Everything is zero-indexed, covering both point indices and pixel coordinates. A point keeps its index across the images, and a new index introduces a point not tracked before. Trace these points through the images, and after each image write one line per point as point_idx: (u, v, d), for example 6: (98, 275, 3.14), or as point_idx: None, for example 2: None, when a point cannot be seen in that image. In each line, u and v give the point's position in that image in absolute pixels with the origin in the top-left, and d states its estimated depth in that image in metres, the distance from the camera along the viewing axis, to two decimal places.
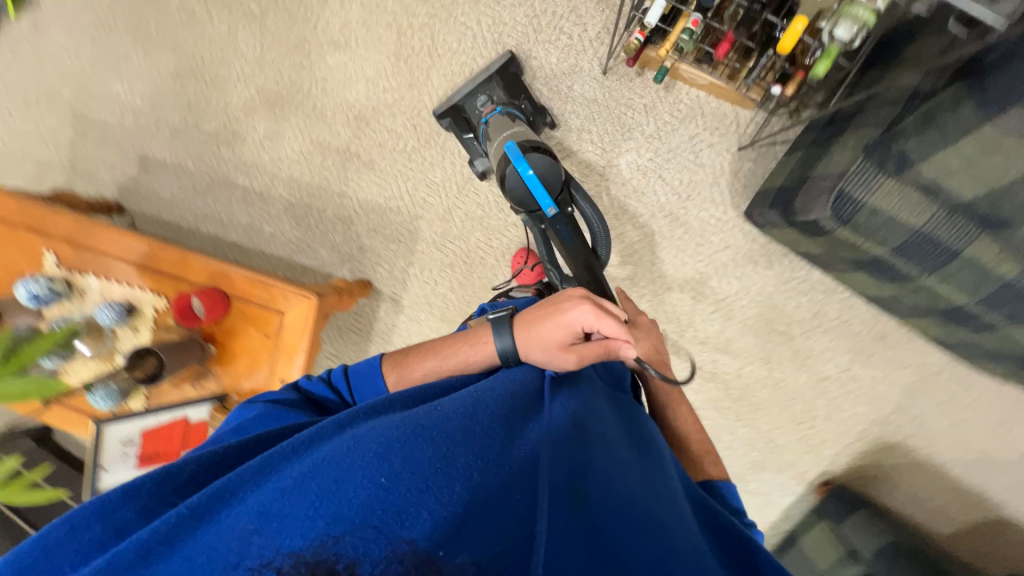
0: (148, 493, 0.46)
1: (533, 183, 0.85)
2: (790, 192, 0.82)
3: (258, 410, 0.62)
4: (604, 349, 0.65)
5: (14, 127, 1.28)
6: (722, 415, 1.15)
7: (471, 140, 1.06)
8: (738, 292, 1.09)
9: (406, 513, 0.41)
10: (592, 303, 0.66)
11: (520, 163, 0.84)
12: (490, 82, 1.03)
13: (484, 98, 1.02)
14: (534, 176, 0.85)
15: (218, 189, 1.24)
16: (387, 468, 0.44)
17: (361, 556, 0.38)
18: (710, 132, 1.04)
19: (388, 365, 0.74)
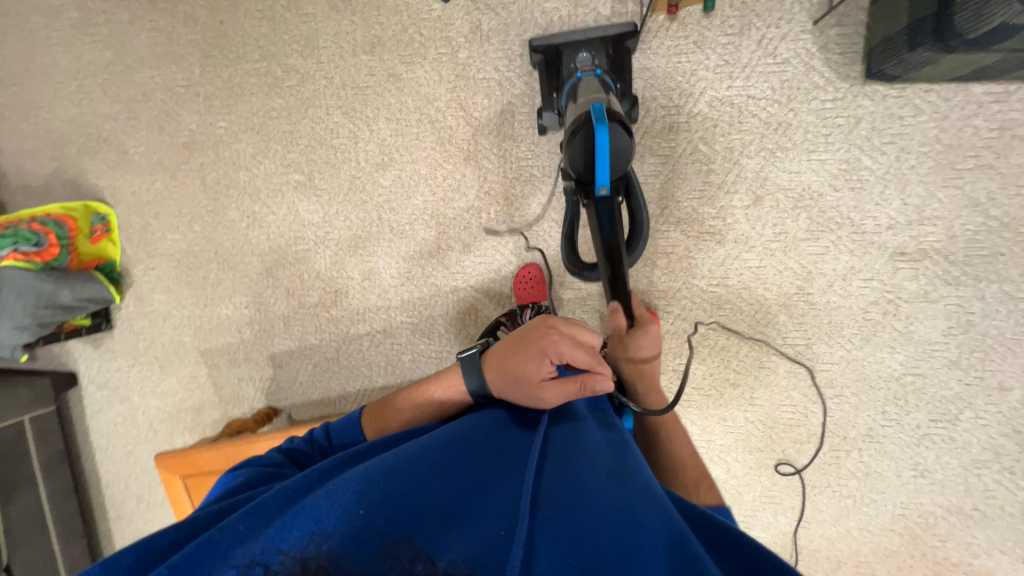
0: (127, 556, 0.48)
1: (600, 148, 0.73)
2: (928, 21, 0.73)
3: (246, 471, 0.63)
4: (578, 387, 0.66)
5: (162, 391, 1.38)
6: (959, 285, 0.99)
7: (550, 94, 1.00)
8: (900, 155, 0.96)
9: (394, 525, 0.47)
10: (566, 336, 0.70)
11: (598, 124, 0.72)
12: (597, 42, 0.95)
13: (587, 56, 0.93)
14: (606, 145, 0.73)
15: (346, 347, 1.26)
16: (366, 501, 0.49)
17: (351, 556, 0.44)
18: (775, 26, 0.95)
19: (366, 419, 0.78)
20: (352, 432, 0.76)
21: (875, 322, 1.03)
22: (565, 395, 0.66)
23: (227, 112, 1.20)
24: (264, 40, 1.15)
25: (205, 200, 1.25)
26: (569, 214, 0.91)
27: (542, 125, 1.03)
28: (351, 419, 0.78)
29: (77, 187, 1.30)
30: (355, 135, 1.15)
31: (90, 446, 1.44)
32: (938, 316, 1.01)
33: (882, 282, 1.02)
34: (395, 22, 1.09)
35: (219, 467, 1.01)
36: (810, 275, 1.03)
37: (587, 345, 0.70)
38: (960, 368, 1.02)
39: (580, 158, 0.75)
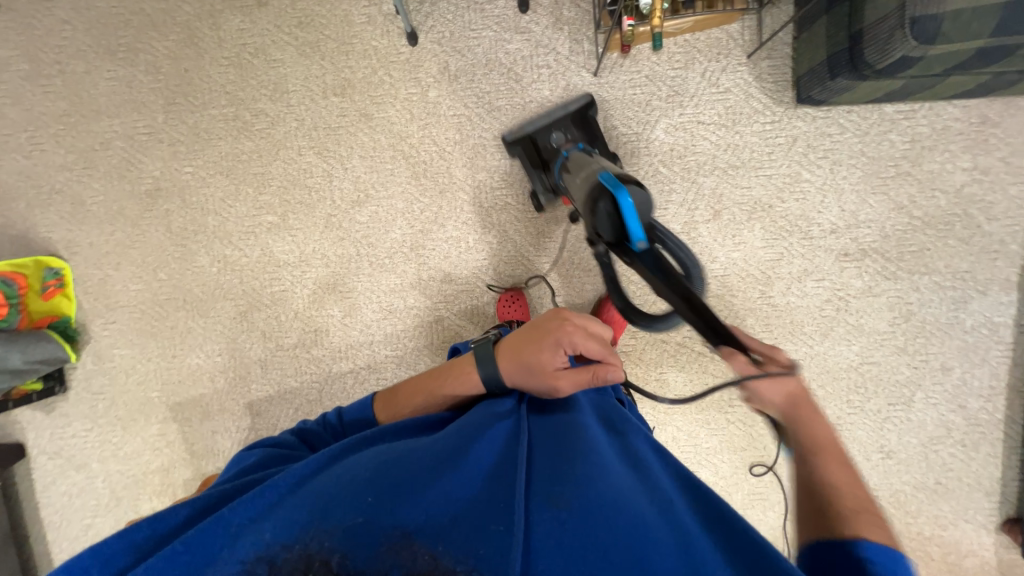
0: (142, 532, 0.55)
1: (626, 210, 0.71)
2: (843, 54, 0.85)
3: (264, 453, 0.70)
4: (590, 375, 0.73)
5: (126, 454, 1.29)
6: (896, 279, 1.11)
7: (536, 172, 1.05)
8: (833, 168, 1.09)
9: (396, 521, 0.52)
10: (574, 327, 0.77)
11: (617, 188, 0.71)
12: (566, 117, 1.02)
13: (559, 135, 1.01)
14: (631, 205, 0.71)
15: (330, 387, 1.23)
16: (372, 493, 0.54)
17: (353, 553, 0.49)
18: (716, 60, 1.07)
19: (379, 405, 0.81)
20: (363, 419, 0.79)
21: (831, 318, 1.13)
22: (578, 382, 0.72)
23: (193, 157, 1.18)
24: (231, 86, 1.16)
25: (171, 247, 1.21)
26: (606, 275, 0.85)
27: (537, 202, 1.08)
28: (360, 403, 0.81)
29: (25, 243, 1.23)
30: (329, 174, 1.16)
31: (41, 524, 1.31)
32: (883, 308, 1.12)
33: (832, 281, 1.12)
34: (364, 65, 1.13)
35: None
36: (770, 280, 1.12)
37: (596, 336, 0.77)
38: (908, 354, 1.13)
39: (610, 224, 0.74)
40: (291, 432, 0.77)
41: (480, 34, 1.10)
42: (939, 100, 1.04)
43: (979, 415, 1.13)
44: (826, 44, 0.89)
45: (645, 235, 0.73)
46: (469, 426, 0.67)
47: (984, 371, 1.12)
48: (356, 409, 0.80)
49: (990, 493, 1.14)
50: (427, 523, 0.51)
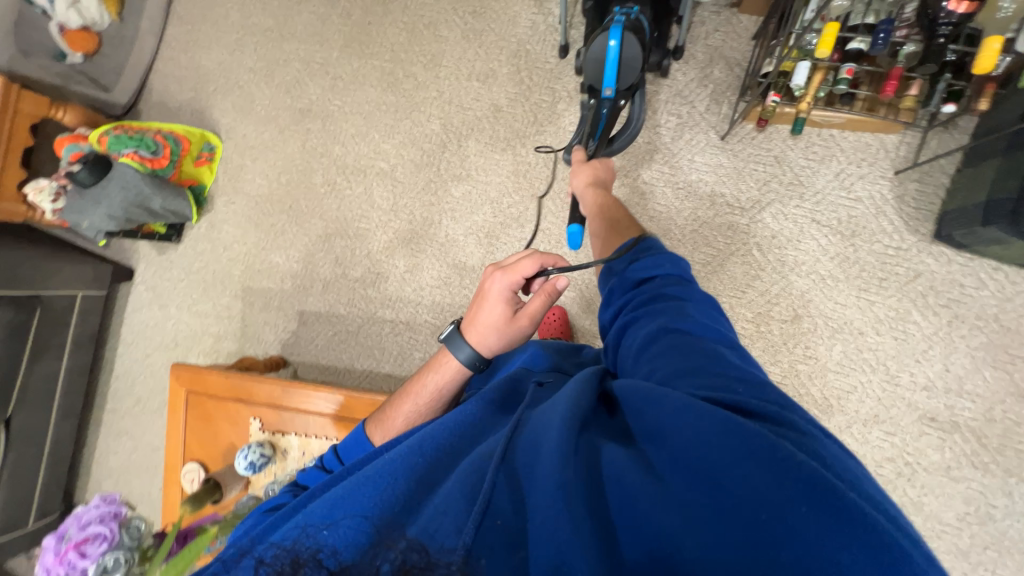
0: None
1: (611, 55, 0.85)
2: (1007, 201, 0.75)
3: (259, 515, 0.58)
4: (545, 296, 0.64)
5: (197, 311, 1.49)
6: (986, 472, 0.94)
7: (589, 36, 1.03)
8: (952, 322, 0.96)
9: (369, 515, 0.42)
10: (500, 267, 0.66)
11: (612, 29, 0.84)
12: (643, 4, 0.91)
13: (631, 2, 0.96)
14: (616, 53, 0.85)
15: (368, 326, 1.32)
16: (341, 505, 0.44)
17: (343, 550, 0.39)
18: (858, 165, 1.00)
19: (370, 425, 0.69)
20: (359, 446, 0.66)
21: (887, 480, 0.98)
22: (543, 308, 0.64)
23: (345, 94, 1.36)
24: (398, 47, 1.31)
25: (299, 159, 1.40)
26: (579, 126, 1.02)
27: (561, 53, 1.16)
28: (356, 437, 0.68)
29: (201, 118, 1.49)
30: (444, 145, 1.27)
31: (118, 338, 1.56)
32: (956, 497, 0.95)
33: (903, 441, 0.98)
34: (511, 63, 1.22)
35: (222, 393, 1.07)
36: (831, 409, 1.01)
37: (523, 256, 0.66)
38: (970, 561, 0.94)
39: (593, 66, 0.89)
40: (287, 488, 0.63)
41: None
42: None
43: None
44: (989, 185, 0.80)
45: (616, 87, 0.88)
46: (446, 429, 0.53)
47: None
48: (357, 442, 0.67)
49: None
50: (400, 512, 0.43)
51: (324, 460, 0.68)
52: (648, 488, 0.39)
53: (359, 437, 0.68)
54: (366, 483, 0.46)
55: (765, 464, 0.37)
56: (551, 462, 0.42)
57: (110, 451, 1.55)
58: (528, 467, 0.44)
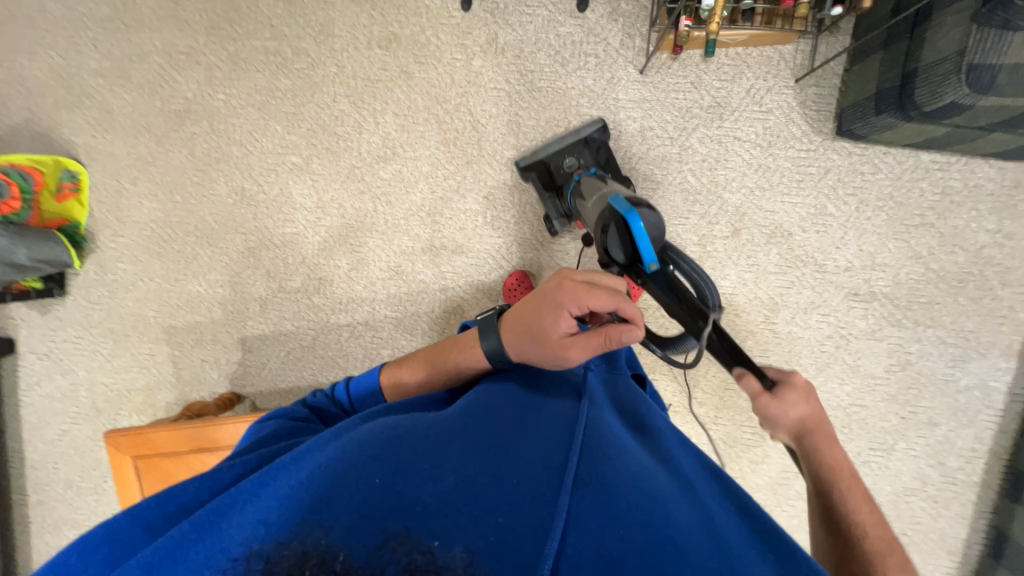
0: (153, 513, 0.46)
1: (639, 233, 0.74)
2: (894, 89, 0.84)
3: (269, 424, 0.63)
4: (603, 338, 0.64)
5: (114, 367, 1.29)
6: (900, 327, 1.11)
7: (551, 198, 1.10)
8: (859, 207, 1.08)
9: (400, 516, 0.43)
10: (581, 282, 0.67)
11: (626, 212, 0.74)
12: (579, 143, 1.07)
13: (572, 160, 1.06)
14: (640, 228, 0.74)
15: (325, 336, 1.23)
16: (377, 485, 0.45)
17: (355, 548, 0.41)
18: (763, 78, 1.06)
19: (386, 373, 0.75)
20: (374, 393, 0.73)
21: (829, 354, 1.13)
22: (590, 350, 0.64)
23: (228, 85, 1.18)
24: (278, 20, 1.15)
25: (192, 171, 1.21)
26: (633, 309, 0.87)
27: (463, 4, 1.09)
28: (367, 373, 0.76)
29: (47, 142, 1.22)
30: (360, 125, 1.16)
31: (20, 422, 1.32)
32: (882, 353, 1.12)
33: (837, 318, 1.12)
34: (413, 23, 1.12)
35: (177, 448, 0.95)
36: (776, 306, 1.12)
37: (604, 286, 0.67)
38: (898, 401, 1.13)
39: (620, 245, 0.78)
40: (297, 403, 0.71)
41: (535, 12, 1.09)
42: (976, 157, 1.04)
43: (956, 475, 1.13)
44: (875, 78, 0.89)
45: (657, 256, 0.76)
46: (484, 425, 0.55)
47: (969, 433, 1.12)
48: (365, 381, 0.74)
49: (951, 552, 1.15)
50: (432, 512, 0.43)
51: (337, 391, 0.75)
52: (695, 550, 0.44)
53: (374, 380, 0.73)
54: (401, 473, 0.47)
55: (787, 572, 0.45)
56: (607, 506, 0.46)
57: (52, 547, 1.34)
58: (581, 499, 0.47)
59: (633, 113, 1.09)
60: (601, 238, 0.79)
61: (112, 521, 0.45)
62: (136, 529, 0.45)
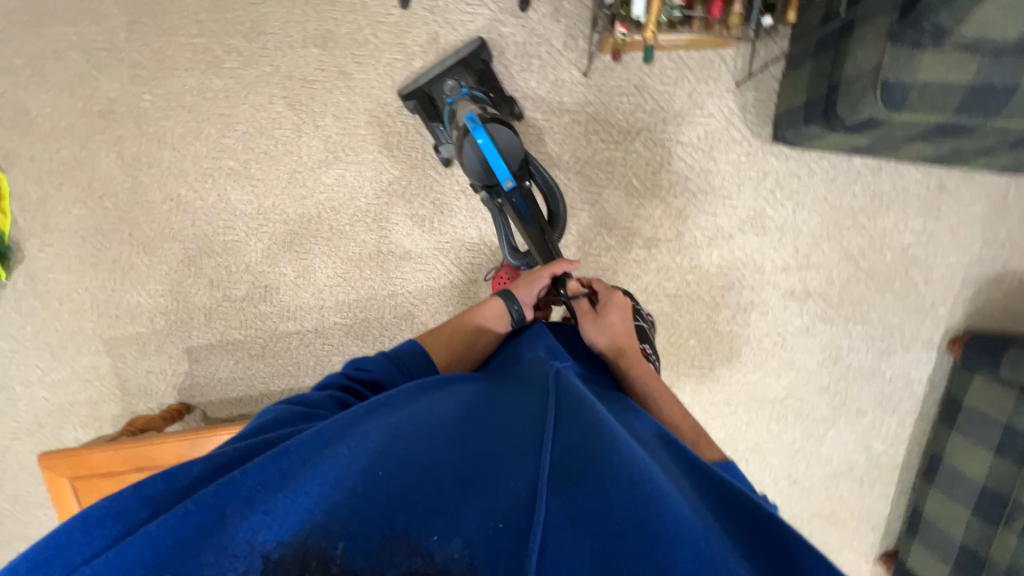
0: (158, 490, 0.45)
1: (488, 150, 0.86)
2: (822, 100, 0.86)
3: (296, 411, 0.56)
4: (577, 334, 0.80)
5: (53, 381, 1.25)
6: (833, 323, 1.17)
7: (436, 126, 1.05)
8: (795, 210, 1.12)
9: (399, 513, 0.43)
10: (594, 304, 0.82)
11: (475, 124, 0.86)
12: (456, 68, 1.03)
13: (453, 83, 1.01)
14: (490, 144, 0.86)
15: (273, 344, 1.21)
16: (386, 463, 0.46)
17: (354, 551, 0.40)
18: (706, 82, 1.06)
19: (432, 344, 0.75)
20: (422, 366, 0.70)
21: (767, 351, 1.18)
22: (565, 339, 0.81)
23: (154, 85, 1.11)
24: (204, 15, 1.08)
25: (122, 176, 1.15)
26: (500, 220, 1.01)
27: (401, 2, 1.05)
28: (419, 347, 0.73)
29: None
30: (299, 128, 1.12)
31: None
32: (816, 348, 1.18)
33: (774, 317, 1.16)
34: (349, 20, 1.08)
35: (116, 468, 0.94)
36: (718, 306, 1.16)
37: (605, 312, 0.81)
38: (830, 393, 1.19)
39: (479, 167, 0.89)
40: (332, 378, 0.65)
41: (476, 11, 1.06)
42: (903, 161, 1.08)
43: (880, 458, 1.21)
44: (806, 85, 0.91)
45: (513, 175, 0.88)
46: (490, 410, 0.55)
47: (892, 421, 1.20)
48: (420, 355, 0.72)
49: (874, 527, 1.24)
50: (431, 505, 0.43)
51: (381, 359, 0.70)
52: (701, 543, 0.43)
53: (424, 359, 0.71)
54: (407, 461, 0.46)
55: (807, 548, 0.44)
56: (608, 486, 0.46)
57: None
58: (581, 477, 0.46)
59: (577, 116, 1.08)
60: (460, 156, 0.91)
61: (117, 498, 0.44)
62: (139, 506, 0.44)
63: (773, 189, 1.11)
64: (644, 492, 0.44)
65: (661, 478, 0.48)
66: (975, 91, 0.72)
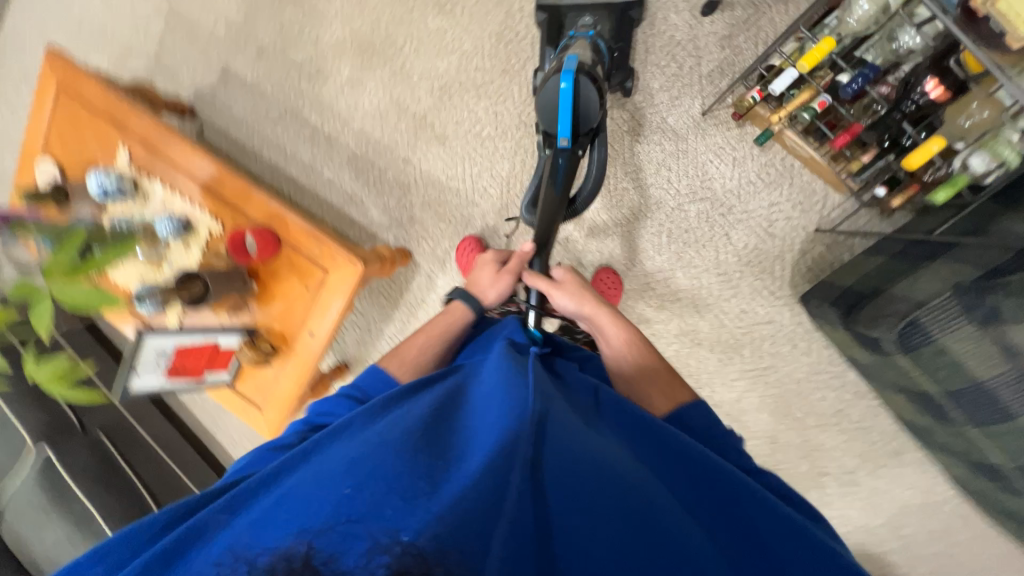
0: (124, 552, 0.45)
1: (564, 98, 0.80)
2: (855, 295, 0.82)
3: (257, 459, 0.54)
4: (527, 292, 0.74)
5: (111, 6, 1.28)
6: None
7: (546, 50, 0.97)
8: (768, 370, 1.08)
9: (375, 518, 0.38)
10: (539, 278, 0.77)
11: (569, 69, 0.80)
12: (603, 11, 0.92)
13: (589, 20, 0.92)
14: (570, 96, 0.80)
15: (289, 119, 1.22)
16: (352, 478, 0.41)
17: (339, 553, 0.36)
18: (793, 206, 1.00)
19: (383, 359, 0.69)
20: (389, 385, 0.64)
21: None
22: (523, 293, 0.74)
23: None
24: None
25: None
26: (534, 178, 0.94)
27: None
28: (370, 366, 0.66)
29: None
30: None
31: None
32: None
33: None
34: None
35: (98, 105, 0.99)
36: None
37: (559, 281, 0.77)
38: None
39: (549, 110, 0.84)
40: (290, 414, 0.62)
41: None
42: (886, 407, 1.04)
43: None
44: (855, 273, 0.84)
45: (571, 137, 0.83)
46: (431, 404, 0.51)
47: None
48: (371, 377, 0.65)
49: None
50: (419, 522, 0.37)
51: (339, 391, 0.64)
52: (695, 544, 0.43)
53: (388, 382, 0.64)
54: (364, 463, 0.42)
55: (798, 537, 0.46)
56: (604, 505, 0.43)
57: None
58: (569, 491, 0.43)
59: (666, 142, 1.03)
60: (539, 89, 0.86)
61: (78, 559, 0.44)
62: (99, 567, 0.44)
63: (766, 340, 1.06)
64: (636, 501, 0.44)
65: (657, 493, 0.46)
66: (972, 391, 0.70)
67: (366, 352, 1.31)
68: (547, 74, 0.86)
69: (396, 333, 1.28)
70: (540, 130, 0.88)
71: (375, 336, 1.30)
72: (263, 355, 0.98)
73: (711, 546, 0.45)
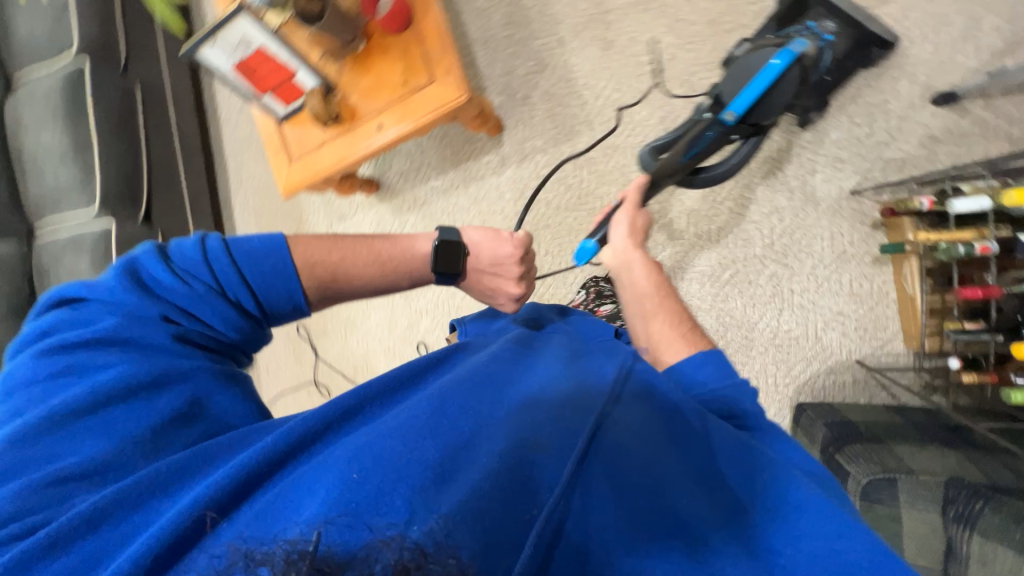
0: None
1: (767, 73, 0.72)
2: (848, 428, 0.81)
3: (134, 352, 0.53)
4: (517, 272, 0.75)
5: None
6: None
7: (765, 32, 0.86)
8: None
9: (365, 502, 0.37)
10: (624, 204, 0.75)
11: (794, 48, 0.72)
12: (851, 27, 0.83)
13: (831, 26, 0.82)
14: (775, 74, 0.72)
15: None
16: (338, 463, 0.41)
17: (334, 533, 0.32)
18: (856, 328, 0.95)
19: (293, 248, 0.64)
20: (284, 279, 0.62)
21: None
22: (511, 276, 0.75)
23: None
24: None
25: None
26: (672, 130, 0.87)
27: None
28: (287, 268, 0.62)
29: None
30: None
31: None
32: None
33: None
34: None
35: None
36: None
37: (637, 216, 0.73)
38: None
39: (742, 77, 0.75)
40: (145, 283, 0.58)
41: (923, 42, 0.87)
42: None
43: None
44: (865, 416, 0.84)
45: (739, 117, 0.75)
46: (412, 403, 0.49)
47: None
48: (279, 280, 0.61)
49: None
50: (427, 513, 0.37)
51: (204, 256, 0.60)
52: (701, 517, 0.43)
53: (282, 269, 0.62)
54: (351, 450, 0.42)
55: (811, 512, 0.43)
56: (612, 493, 0.44)
57: None
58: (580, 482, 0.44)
59: (795, 193, 0.97)
60: (745, 52, 0.77)
61: None
62: None
63: None
64: (645, 489, 0.45)
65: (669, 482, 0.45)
66: (924, 575, 0.64)
67: (402, 186, 1.29)
68: (762, 43, 0.77)
69: (438, 189, 1.25)
70: (710, 91, 0.80)
71: (419, 178, 1.27)
72: (324, 116, 0.93)
73: (721, 516, 0.44)
